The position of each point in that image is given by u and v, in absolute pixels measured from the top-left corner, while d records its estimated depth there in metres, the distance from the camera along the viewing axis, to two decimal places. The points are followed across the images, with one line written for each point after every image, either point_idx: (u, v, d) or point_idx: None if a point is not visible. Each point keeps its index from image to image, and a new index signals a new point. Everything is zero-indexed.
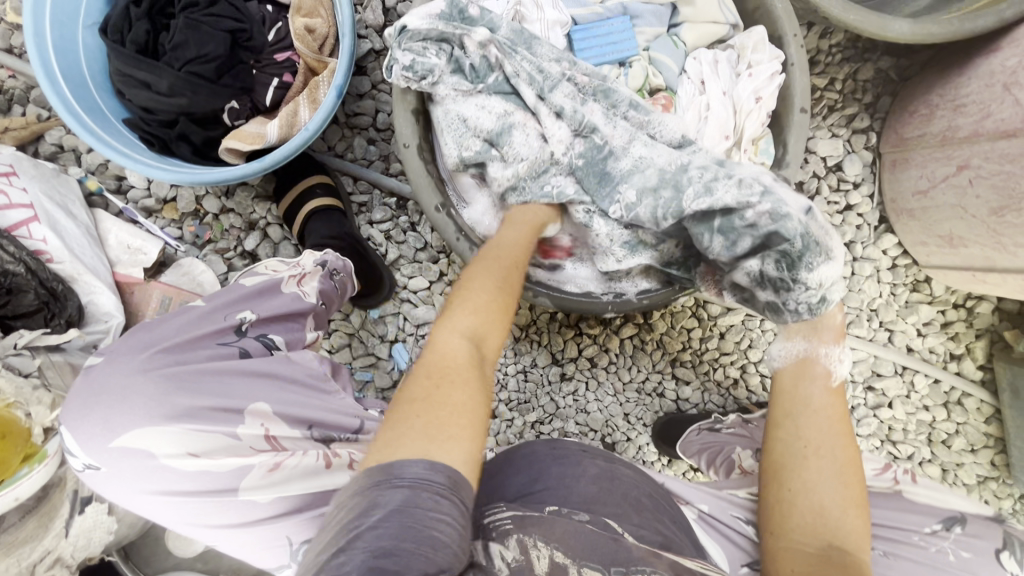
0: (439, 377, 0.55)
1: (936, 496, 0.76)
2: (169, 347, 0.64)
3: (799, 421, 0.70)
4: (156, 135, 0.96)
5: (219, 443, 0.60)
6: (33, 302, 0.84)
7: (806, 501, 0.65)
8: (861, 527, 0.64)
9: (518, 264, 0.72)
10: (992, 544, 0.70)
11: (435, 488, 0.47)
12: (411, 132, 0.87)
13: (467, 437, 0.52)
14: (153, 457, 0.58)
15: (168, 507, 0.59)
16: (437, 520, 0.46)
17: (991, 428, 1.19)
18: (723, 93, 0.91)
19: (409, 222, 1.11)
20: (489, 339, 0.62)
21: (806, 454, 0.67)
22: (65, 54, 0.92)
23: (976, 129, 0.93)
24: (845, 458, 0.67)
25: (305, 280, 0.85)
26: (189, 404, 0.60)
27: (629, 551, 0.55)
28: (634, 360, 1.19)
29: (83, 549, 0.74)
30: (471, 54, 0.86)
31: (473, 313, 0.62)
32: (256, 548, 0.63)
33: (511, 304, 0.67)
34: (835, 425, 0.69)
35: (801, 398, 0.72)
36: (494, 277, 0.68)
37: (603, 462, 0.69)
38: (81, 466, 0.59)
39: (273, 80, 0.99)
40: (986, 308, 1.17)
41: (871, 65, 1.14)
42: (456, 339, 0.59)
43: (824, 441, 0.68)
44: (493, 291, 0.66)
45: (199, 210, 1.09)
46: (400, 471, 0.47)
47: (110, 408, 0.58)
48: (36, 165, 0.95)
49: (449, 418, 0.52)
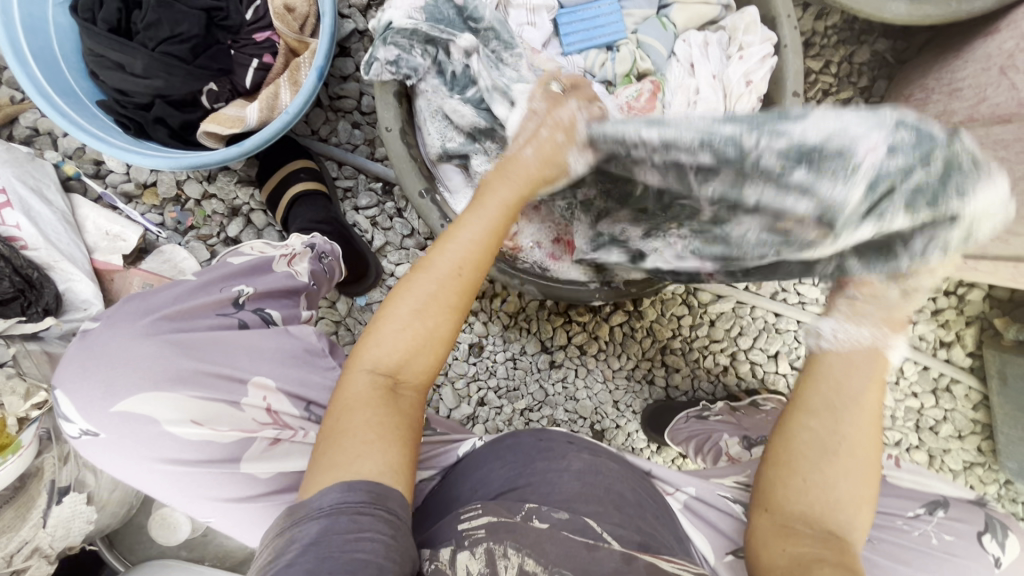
0: (342, 408, 0.56)
1: (918, 480, 0.78)
2: (171, 314, 0.63)
3: (839, 415, 0.58)
4: (132, 118, 0.93)
5: (223, 412, 0.60)
6: (7, 290, 0.82)
7: (817, 496, 0.57)
8: (862, 523, 0.58)
9: (459, 259, 0.60)
10: (974, 528, 0.72)
11: (351, 508, 0.50)
12: (393, 115, 0.84)
13: (379, 452, 0.53)
14: (157, 422, 0.57)
15: (167, 477, 0.58)
16: (356, 540, 0.48)
17: (979, 414, 1.20)
18: (713, 76, 0.89)
19: (395, 208, 1.09)
20: (405, 363, 0.58)
21: (834, 449, 0.57)
22: (35, 33, 0.88)
23: (971, 114, 0.91)
24: (870, 457, 0.58)
25: (295, 261, 0.81)
26: (193, 369, 0.59)
27: (603, 561, 0.53)
28: (624, 348, 1.18)
29: (61, 539, 0.73)
30: (454, 61, 0.83)
31: (384, 343, 0.58)
32: (253, 523, 0.61)
33: (439, 325, 0.59)
34: (872, 420, 0.58)
35: (841, 380, 0.59)
36: (420, 291, 0.58)
37: (589, 456, 0.68)
38: (79, 433, 0.58)
39: (252, 61, 0.95)
40: (977, 296, 1.17)
41: (867, 48, 1.11)
42: (363, 374, 0.57)
43: (852, 435, 0.57)
44: (409, 309, 0.58)
45: (180, 195, 1.06)
46: (317, 503, 0.50)
47: (112, 371, 0.57)
48: (9, 149, 0.93)
49: (359, 440, 0.53)
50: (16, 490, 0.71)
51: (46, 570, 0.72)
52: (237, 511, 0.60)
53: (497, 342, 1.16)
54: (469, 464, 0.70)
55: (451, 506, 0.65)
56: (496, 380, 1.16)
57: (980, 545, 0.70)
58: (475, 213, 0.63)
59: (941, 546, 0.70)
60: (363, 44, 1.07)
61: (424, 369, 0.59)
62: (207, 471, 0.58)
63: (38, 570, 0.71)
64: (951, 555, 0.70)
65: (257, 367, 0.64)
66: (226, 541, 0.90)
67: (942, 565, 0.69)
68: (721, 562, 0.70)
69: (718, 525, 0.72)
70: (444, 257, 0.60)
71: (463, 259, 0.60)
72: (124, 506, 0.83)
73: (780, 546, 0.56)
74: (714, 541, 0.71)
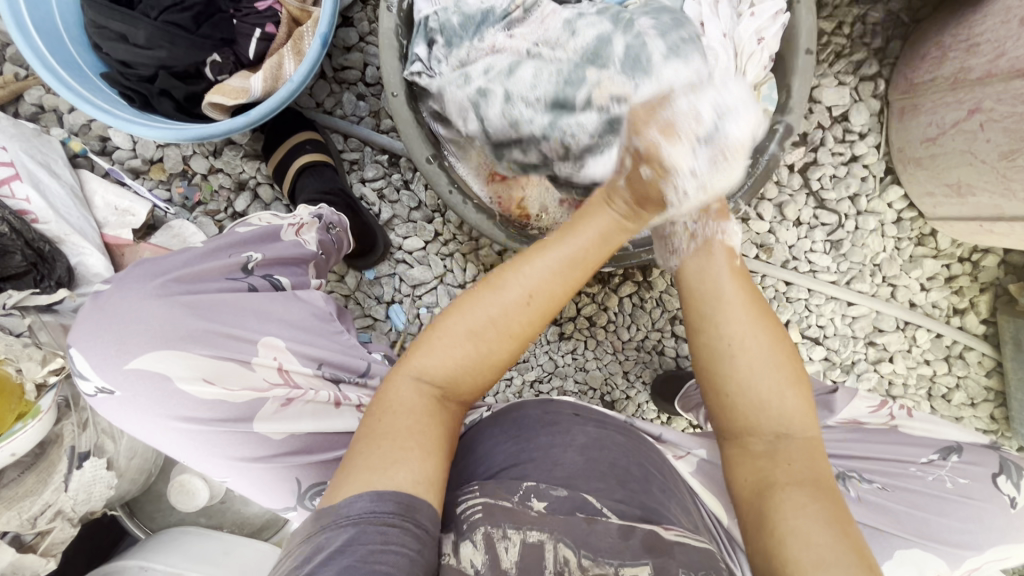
0: (384, 412, 0.56)
1: (929, 427, 0.77)
2: (180, 277, 0.63)
3: (720, 318, 0.61)
4: (137, 90, 0.92)
5: (235, 373, 0.61)
6: (21, 263, 0.84)
7: (743, 399, 0.59)
8: (805, 405, 0.59)
9: (550, 296, 0.60)
10: (990, 471, 0.73)
11: (382, 518, 0.48)
12: (399, 81, 0.85)
13: (415, 462, 0.52)
14: (169, 380, 0.58)
15: (181, 435, 0.59)
16: (383, 552, 0.47)
17: (992, 382, 1.18)
18: (723, 35, 0.85)
19: (402, 180, 1.08)
20: (462, 381, 0.59)
21: (731, 352, 0.59)
22: (36, 5, 0.87)
23: (990, 69, 0.89)
24: (769, 338, 0.60)
25: (303, 229, 0.80)
26: (203, 328, 0.61)
27: (602, 535, 0.53)
28: (633, 318, 1.17)
29: (84, 503, 0.75)
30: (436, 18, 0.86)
31: (436, 354, 0.58)
32: (263, 487, 0.62)
33: (501, 352, 0.59)
34: (751, 306, 0.61)
35: (706, 284, 0.64)
36: (485, 311, 0.58)
37: (595, 429, 0.67)
38: (94, 389, 0.59)
39: (255, 30, 0.95)
40: (992, 262, 1.14)
41: (881, 7, 1.08)
42: (409, 381, 0.58)
43: (749, 327, 0.60)
44: (471, 333, 0.58)
45: (186, 170, 1.06)
46: (345, 510, 0.49)
47: (124, 330, 0.58)
48: (15, 124, 0.94)
49: (398, 445, 0.53)
50: (37, 455, 0.71)
51: (69, 533, 0.75)
52: (251, 472, 0.61)
53: None
54: (473, 436, 0.69)
55: (451, 485, 0.63)
56: None
57: (994, 486, 0.72)
58: (561, 240, 0.62)
59: (955, 489, 0.72)
60: (366, 12, 1.05)
61: (470, 387, 0.60)
62: (221, 430, 0.59)
63: (61, 531, 0.74)
64: (965, 495, 0.71)
65: (265, 329, 0.65)
66: (243, 509, 0.93)
67: (955, 505, 0.71)
68: (733, 522, 0.70)
69: None
70: (516, 281, 0.59)
71: (536, 288, 0.59)
72: (143, 474, 0.87)
73: (744, 472, 0.58)
74: (727, 502, 0.70)
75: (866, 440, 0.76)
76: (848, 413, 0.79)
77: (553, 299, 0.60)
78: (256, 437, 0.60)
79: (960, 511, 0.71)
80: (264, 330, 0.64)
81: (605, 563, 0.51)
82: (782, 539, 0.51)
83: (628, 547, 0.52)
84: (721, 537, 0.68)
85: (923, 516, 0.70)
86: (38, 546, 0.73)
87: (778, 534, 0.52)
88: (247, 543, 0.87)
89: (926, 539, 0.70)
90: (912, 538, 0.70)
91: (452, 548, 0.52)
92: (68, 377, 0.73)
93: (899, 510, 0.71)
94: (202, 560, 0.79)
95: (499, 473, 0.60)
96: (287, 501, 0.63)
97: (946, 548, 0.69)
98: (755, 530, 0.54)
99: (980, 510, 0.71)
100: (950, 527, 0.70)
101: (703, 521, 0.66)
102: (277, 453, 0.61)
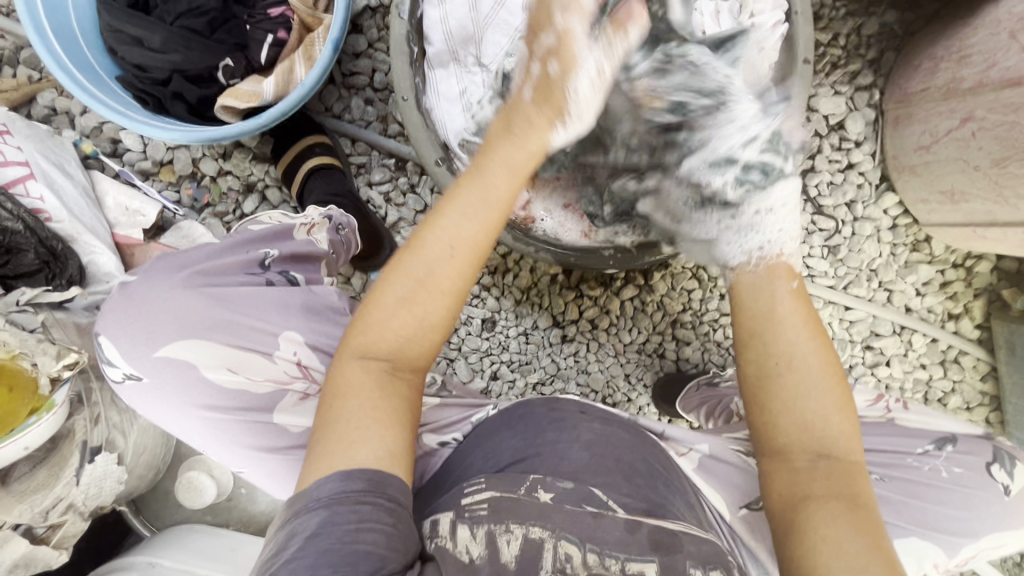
0: (337, 396, 0.56)
1: (926, 419, 0.79)
2: (204, 269, 0.64)
3: (770, 336, 0.63)
4: (151, 93, 0.95)
5: (256, 363, 0.62)
6: (33, 261, 0.85)
7: (791, 419, 0.60)
8: (852, 430, 0.60)
9: (467, 248, 0.59)
10: (984, 461, 0.75)
11: (350, 499, 0.49)
12: (409, 85, 0.86)
13: (376, 441, 0.53)
14: (196, 368, 0.59)
15: (203, 424, 0.60)
16: (359, 531, 0.48)
17: (987, 386, 1.20)
18: None
19: (408, 183, 1.10)
20: (410, 350, 0.59)
21: (779, 369, 0.62)
22: (55, 10, 0.90)
23: (981, 80, 0.92)
24: (822, 363, 0.62)
25: (314, 229, 0.81)
26: (228, 319, 0.62)
27: (608, 530, 0.54)
28: (634, 321, 1.19)
29: (94, 497, 0.76)
30: (436, 41, 0.89)
31: (377, 329, 0.58)
32: (279, 480, 0.63)
33: (438, 311, 0.58)
34: (809, 328, 0.63)
35: (763, 303, 0.66)
36: (409, 273, 0.58)
37: (600, 426, 0.68)
38: (122, 376, 0.60)
39: (267, 37, 0.97)
40: (985, 268, 1.17)
41: (875, 20, 1.11)
42: (356, 361, 0.57)
43: (801, 346, 0.62)
44: (401, 306, 0.57)
45: (196, 172, 1.07)
46: (314, 494, 0.50)
47: (153, 318, 0.60)
48: (30, 125, 0.95)
49: (351, 428, 0.54)
50: (49, 450, 0.71)
51: (81, 527, 0.76)
52: (267, 462, 0.62)
53: (509, 317, 1.17)
54: (480, 433, 0.70)
55: (460, 480, 0.65)
56: (508, 354, 1.18)
57: (989, 475, 0.74)
58: (473, 181, 0.61)
59: (951, 479, 0.73)
60: (375, 20, 1.08)
61: (420, 354, 0.59)
62: (243, 419, 0.61)
63: (73, 525, 0.75)
64: (963, 487, 0.73)
65: (286, 322, 0.65)
66: (250, 507, 0.94)
67: (953, 497, 0.72)
68: (734, 518, 0.71)
69: (731, 481, 0.73)
70: (431, 234, 0.58)
71: (455, 237, 0.58)
72: (151, 470, 0.88)
73: (782, 484, 0.60)
74: (729, 497, 0.71)
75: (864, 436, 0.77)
76: None
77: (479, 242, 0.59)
78: (272, 428, 0.62)
79: (958, 503, 0.72)
80: (285, 323, 0.65)
81: (611, 557, 0.52)
82: (813, 549, 0.54)
83: (635, 542, 0.54)
84: (722, 531, 0.69)
85: (922, 508, 0.72)
86: (49, 539, 0.73)
87: (812, 543, 0.54)
88: (253, 541, 0.87)
89: (924, 532, 0.71)
90: (910, 529, 0.71)
91: (448, 531, 0.54)
92: (80, 372, 0.75)
93: (899, 501, 0.72)
94: (209, 556, 0.79)
95: (507, 467, 0.62)
96: None
97: (945, 540, 0.71)
98: (787, 537, 0.57)
99: (977, 504, 0.72)
100: (947, 520, 0.71)
101: (704, 514, 0.67)
102: (292, 445, 0.62)
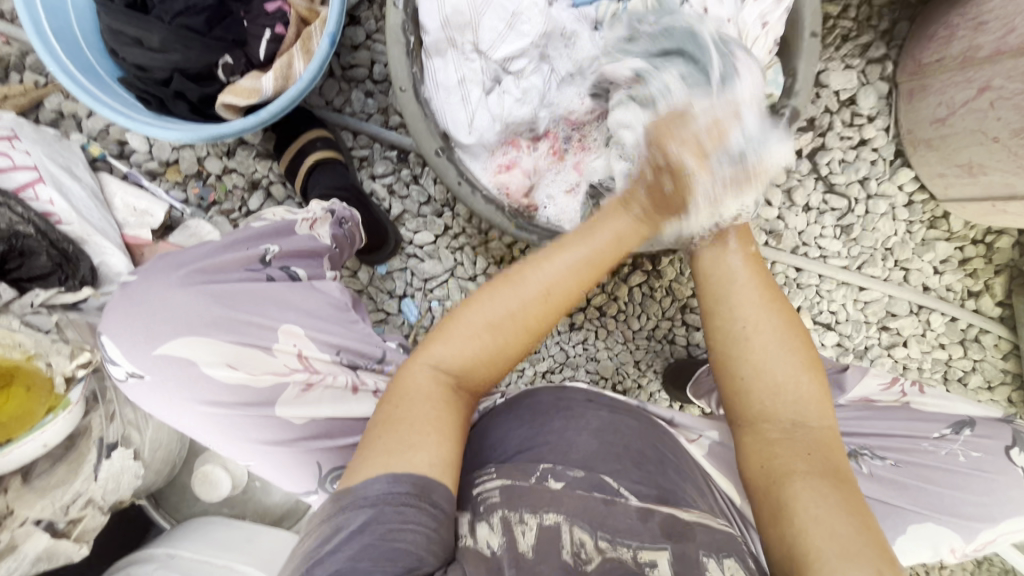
0: (400, 400, 0.57)
1: (944, 403, 0.77)
2: (203, 268, 0.65)
3: (731, 301, 0.66)
4: (153, 93, 0.96)
5: (256, 358, 0.63)
6: (46, 264, 0.87)
7: (762, 381, 0.62)
8: (822, 394, 0.62)
9: (562, 301, 0.63)
10: (1002, 443, 0.73)
11: (400, 499, 0.49)
12: (406, 75, 0.84)
13: (433, 446, 0.53)
14: (196, 365, 0.60)
15: (206, 420, 0.61)
16: (400, 530, 0.48)
17: (1009, 364, 1.17)
18: (728, 19, 0.84)
19: (411, 175, 1.09)
20: (475, 373, 0.61)
21: (745, 334, 0.64)
22: (56, 14, 0.91)
23: (999, 47, 0.89)
24: (782, 323, 0.64)
25: (317, 224, 0.81)
26: (228, 316, 0.63)
27: (619, 516, 0.54)
28: (643, 308, 1.17)
29: (113, 492, 0.78)
30: (432, 33, 0.87)
31: (454, 345, 0.60)
32: (285, 472, 0.64)
33: (514, 343, 0.62)
34: (760, 293, 0.66)
35: (724, 273, 0.68)
36: (504, 304, 0.61)
37: (608, 414, 0.67)
38: (125, 375, 0.61)
39: (265, 32, 0.96)
40: (1006, 243, 1.13)
41: None
42: (427, 369, 0.59)
43: (754, 314, 0.65)
44: (483, 332, 0.60)
45: (201, 171, 1.08)
46: (363, 492, 0.50)
47: (153, 317, 0.60)
48: (38, 130, 0.97)
49: (414, 431, 0.54)
50: (68, 448, 0.75)
51: (100, 521, 0.78)
52: (273, 455, 0.63)
53: None
54: (485, 422, 0.70)
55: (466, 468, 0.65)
56: None
57: (1007, 459, 0.72)
58: (580, 240, 0.64)
59: (969, 462, 0.72)
60: (372, 10, 1.07)
61: (484, 378, 0.62)
62: (244, 414, 0.61)
63: (93, 519, 0.77)
64: (980, 470, 0.71)
65: (285, 317, 0.66)
66: (264, 499, 0.96)
67: (968, 480, 0.71)
68: (746, 503, 0.70)
69: None
70: (535, 276, 0.61)
71: (554, 284, 0.62)
72: (167, 465, 0.90)
73: (758, 461, 0.60)
74: (740, 483, 0.71)
75: (879, 417, 0.76)
76: (860, 390, 0.78)
77: (572, 297, 0.64)
78: (278, 421, 0.62)
79: (975, 487, 0.71)
80: (283, 317, 0.66)
81: (622, 545, 0.52)
82: (801, 530, 0.53)
83: (647, 530, 0.54)
84: (735, 516, 0.68)
85: (937, 492, 0.71)
86: (70, 533, 0.76)
87: (799, 525, 0.54)
88: (269, 532, 0.89)
89: (938, 514, 0.70)
90: (924, 513, 0.70)
91: (468, 529, 0.53)
92: (94, 371, 0.76)
93: (912, 486, 0.72)
94: (226, 546, 0.81)
95: (515, 456, 0.61)
96: (309, 485, 0.64)
97: (960, 522, 0.70)
98: (772, 518, 0.56)
99: (994, 486, 0.71)
100: (963, 502, 0.70)
101: (718, 503, 0.66)
102: (297, 438, 0.63)
